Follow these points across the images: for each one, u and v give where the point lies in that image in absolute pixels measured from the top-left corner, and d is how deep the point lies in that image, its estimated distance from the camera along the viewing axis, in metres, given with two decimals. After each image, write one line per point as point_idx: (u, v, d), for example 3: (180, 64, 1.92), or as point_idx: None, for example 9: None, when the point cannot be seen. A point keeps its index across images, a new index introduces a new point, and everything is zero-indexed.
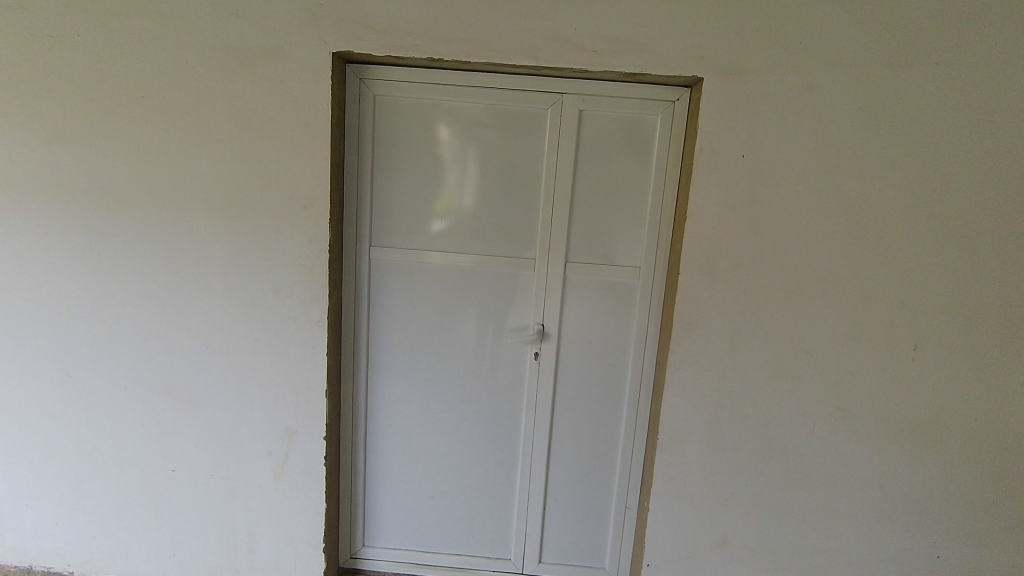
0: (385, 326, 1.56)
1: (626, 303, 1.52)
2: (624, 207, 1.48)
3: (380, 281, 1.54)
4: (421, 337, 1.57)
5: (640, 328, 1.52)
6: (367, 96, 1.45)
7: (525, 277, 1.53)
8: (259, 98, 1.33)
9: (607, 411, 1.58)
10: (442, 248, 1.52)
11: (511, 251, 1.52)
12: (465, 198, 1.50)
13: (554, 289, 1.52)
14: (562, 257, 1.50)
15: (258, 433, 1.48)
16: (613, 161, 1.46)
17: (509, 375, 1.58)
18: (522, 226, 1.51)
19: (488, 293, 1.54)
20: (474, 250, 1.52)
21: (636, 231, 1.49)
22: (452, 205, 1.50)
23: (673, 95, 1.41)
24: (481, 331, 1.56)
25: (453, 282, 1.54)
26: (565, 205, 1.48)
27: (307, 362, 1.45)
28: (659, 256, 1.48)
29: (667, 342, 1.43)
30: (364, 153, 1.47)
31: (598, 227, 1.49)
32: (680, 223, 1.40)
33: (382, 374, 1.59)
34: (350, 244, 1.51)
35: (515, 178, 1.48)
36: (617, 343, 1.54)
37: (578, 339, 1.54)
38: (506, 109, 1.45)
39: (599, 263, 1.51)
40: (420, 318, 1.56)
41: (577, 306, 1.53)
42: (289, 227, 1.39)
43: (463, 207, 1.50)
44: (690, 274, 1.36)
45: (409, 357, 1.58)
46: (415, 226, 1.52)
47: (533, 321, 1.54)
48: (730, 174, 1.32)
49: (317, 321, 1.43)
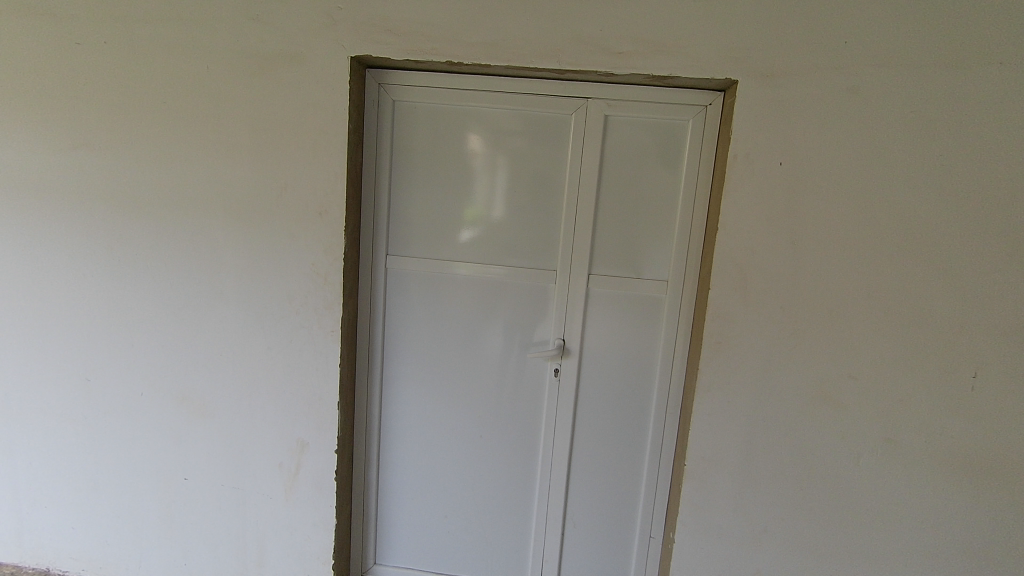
0: (401, 335, 1.52)
1: (652, 318, 1.44)
2: (652, 216, 1.40)
3: (396, 291, 1.50)
4: (437, 348, 1.52)
5: (667, 345, 1.43)
6: (387, 101, 1.42)
7: (546, 289, 1.46)
8: (276, 103, 1.32)
9: (630, 433, 1.49)
10: (461, 257, 1.47)
11: (531, 262, 1.46)
12: (493, 206, 1.45)
13: (576, 301, 1.45)
14: (586, 267, 1.43)
15: (270, 443, 1.45)
16: (641, 169, 1.38)
17: (527, 391, 1.51)
18: (545, 235, 1.44)
19: (506, 304, 1.48)
20: (493, 260, 1.47)
21: (665, 243, 1.41)
22: (478, 215, 1.45)
23: (705, 99, 1.33)
24: (502, 343, 1.50)
25: (472, 293, 1.48)
26: (589, 214, 1.41)
27: (320, 373, 1.42)
28: (689, 269, 1.39)
29: (696, 362, 1.34)
30: (382, 160, 1.44)
31: (624, 237, 1.42)
32: (712, 235, 1.31)
33: (397, 387, 1.54)
34: (367, 253, 1.48)
35: (538, 185, 1.43)
36: (643, 360, 1.45)
37: (601, 356, 1.46)
38: (528, 114, 1.40)
39: (624, 276, 1.43)
40: (436, 329, 1.51)
41: (600, 319, 1.45)
42: (305, 234, 1.36)
43: (492, 216, 1.45)
44: (723, 288, 1.27)
45: (425, 367, 1.53)
46: (434, 235, 1.47)
47: (553, 335, 1.47)
48: (765, 183, 1.23)
49: (330, 331, 1.40)
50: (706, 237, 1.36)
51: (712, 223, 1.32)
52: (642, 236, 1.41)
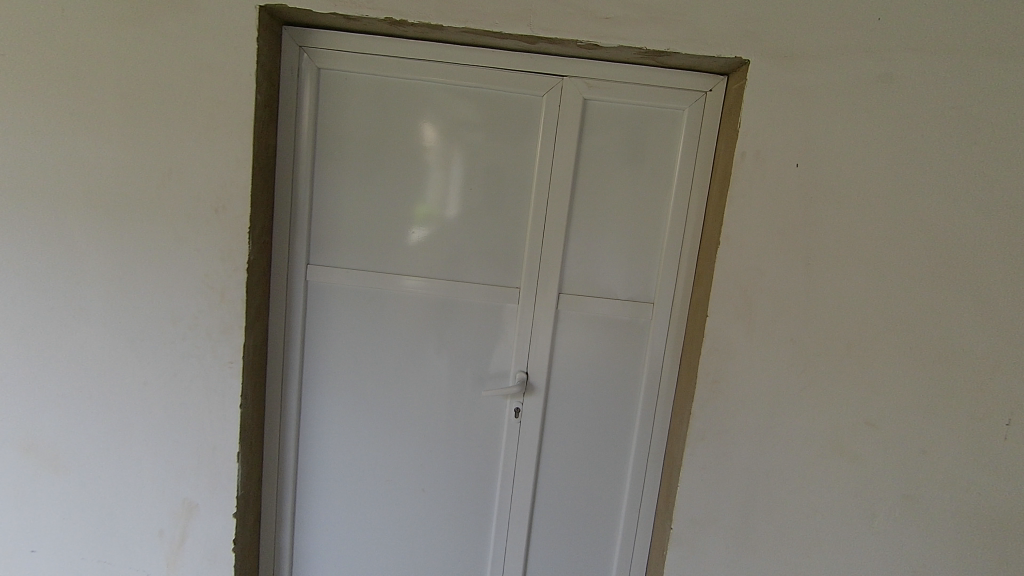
0: (325, 365, 1.22)
1: (634, 349, 1.19)
2: (636, 226, 1.16)
3: (319, 311, 1.20)
4: (370, 381, 1.22)
5: (651, 382, 1.19)
6: (309, 70, 1.11)
7: (507, 312, 1.20)
8: (155, 64, 1.00)
9: (605, 485, 1.24)
10: (402, 270, 1.19)
11: (489, 278, 1.19)
12: (447, 205, 1.17)
13: (542, 327, 1.19)
14: (555, 286, 1.17)
15: (148, 505, 1.13)
16: (625, 168, 1.14)
17: (481, 435, 1.23)
18: (506, 246, 1.18)
19: (458, 329, 1.20)
20: (442, 274, 1.19)
21: (650, 259, 1.16)
22: (433, 216, 1.17)
23: (705, 83, 1.09)
24: (451, 376, 1.22)
25: (415, 314, 1.20)
26: (560, 221, 1.15)
27: (215, 415, 1.10)
28: (679, 290, 1.16)
29: (687, 404, 1.10)
30: (302, 145, 1.13)
31: (601, 251, 1.17)
32: (710, 251, 1.07)
33: (318, 429, 1.24)
34: (281, 263, 1.17)
35: (499, 183, 1.16)
36: (621, 398, 1.21)
37: (571, 393, 1.21)
38: (489, 94, 1.13)
39: (601, 297, 1.18)
40: (370, 358, 1.21)
41: (571, 349, 1.20)
42: (194, 237, 1.05)
43: (450, 217, 1.17)
44: (722, 317, 1.04)
45: (355, 406, 1.23)
46: (369, 241, 1.18)
47: (514, 367, 1.21)
48: (779, 189, 1.00)
49: (229, 362, 1.09)
50: (701, 253, 1.13)
51: (709, 236, 1.08)
52: (624, 251, 1.17)
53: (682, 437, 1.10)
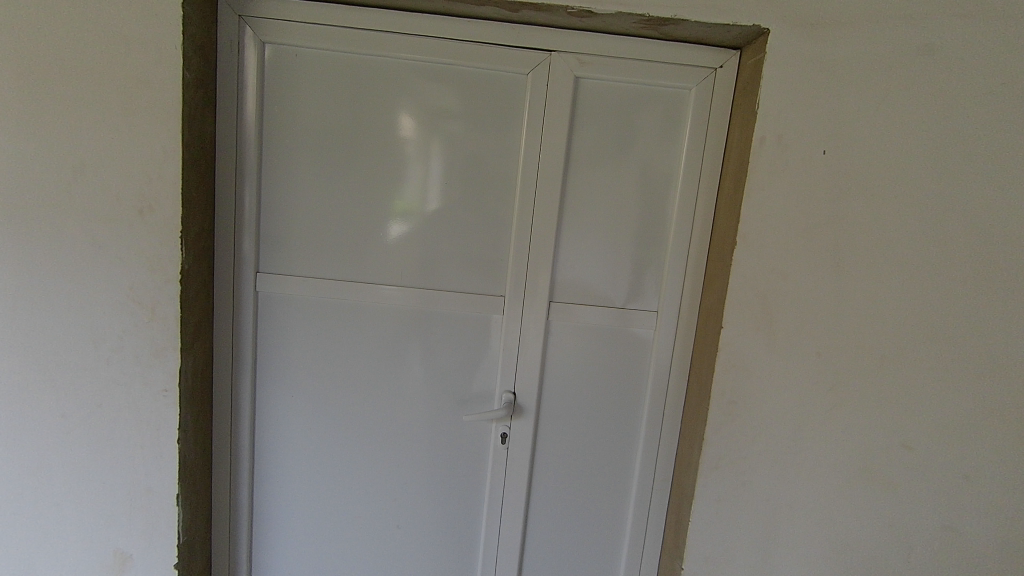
0: (281, 388, 1.06)
1: (636, 363, 1.05)
2: (636, 225, 1.01)
3: (273, 325, 1.04)
4: (334, 404, 1.06)
5: (655, 401, 1.05)
6: (253, 44, 0.94)
7: (490, 324, 1.05)
8: (57, 33, 0.82)
9: (604, 515, 1.10)
10: (367, 278, 1.03)
11: (471, 286, 1.04)
12: (427, 200, 1.01)
13: (531, 341, 1.04)
14: (546, 295, 1.03)
15: (73, 559, 0.96)
16: (623, 157, 0.99)
17: (464, 463, 1.09)
18: (490, 249, 1.02)
19: (435, 344, 1.05)
20: (415, 282, 1.03)
21: (653, 262, 1.02)
22: (408, 213, 1.01)
23: (715, 58, 0.94)
24: (429, 397, 1.07)
25: (386, 328, 1.04)
26: (550, 220, 1.00)
27: (149, 452, 0.93)
28: (686, 296, 1.01)
29: (698, 426, 0.96)
30: (247, 133, 0.97)
31: (597, 254, 1.02)
32: (722, 251, 0.94)
33: (276, 461, 1.08)
34: (226, 271, 1.00)
35: (479, 176, 1.00)
36: (622, 418, 1.07)
37: (565, 413, 1.07)
38: (466, 71, 0.97)
39: (597, 306, 1.03)
40: (333, 378, 1.06)
41: (564, 366, 1.05)
42: (115, 244, 0.87)
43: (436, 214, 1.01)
44: (738, 330, 0.90)
45: (317, 432, 1.07)
46: (329, 245, 1.02)
47: (500, 387, 1.06)
48: (802, 180, 0.86)
49: (163, 390, 0.92)
50: (710, 255, 0.99)
51: (721, 236, 0.95)
52: (623, 253, 1.02)
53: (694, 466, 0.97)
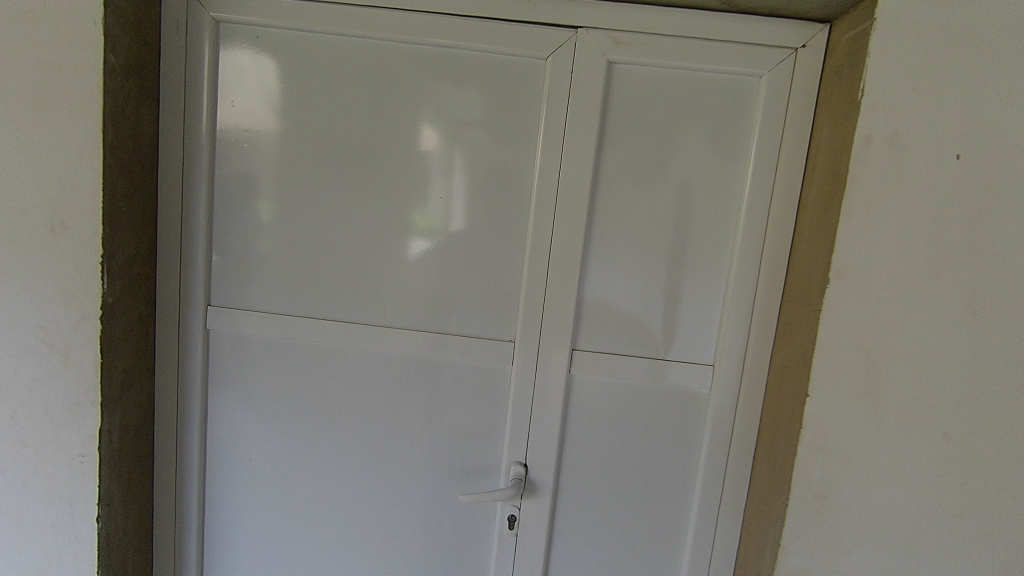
0: (238, 449, 0.86)
1: (684, 430, 0.82)
2: (686, 254, 0.79)
3: (230, 371, 0.84)
4: (302, 472, 0.86)
5: (709, 481, 0.81)
6: (205, 25, 0.76)
7: (496, 377, 0.83)
8: None
9: None
10: (346, 316, 0.83)
11: (481, 327, 0.82)
12: (453, 218, 0.80)
13: (548, 399, 0.82)
14: (568, 342, 0.81)
15: None
16: (669, 165, 0.77)
17: (462, 548, 0.87)
18: (500, 281, 0.81)
19: (428, 398, 0.84)
20: (405, 321, 0.83)
21: (708, 302, 0.79)
22: (434, 232, 0.81)
23: (795, 35, 0.71)
24: (421, 464, 0.85)
25: (368, 376, 0.84)
26: (573, 247, 0.79)
27: (60, 533, 0.74)
28: (751, 347, 0.78)
29: (770, 523, 0.72)
30: (198, 137, 0.79)
31: (635, 290, 0.80)
32: (804, 291, 0.70)
33: (231, 538, 0.87)
34: (172, 305, 0.81)
35: (484, 188, 0.79)
36: (665, 499, 0.83)
37: (591, 490, 0.84)
38: (470, 56, 0.77)
39: (635, 357, 0.81)
40: (302, 439, 0.85)
41: (590, 431, 0.83)
42: (23, 270, 0.70)
43: (477, 235, 0.80)
44: (830, 402, 0.66)
45: (281, 505, 0.86)
46: (298, 275, 0.82)
47: (508, 457, 0.84)
48: (928, 198, 0.61)
49: (80, 454, 0.73)
50: (788, 293, 0.74)
51: (803, 270, 0.71)
52: (669, 291, 0.80)
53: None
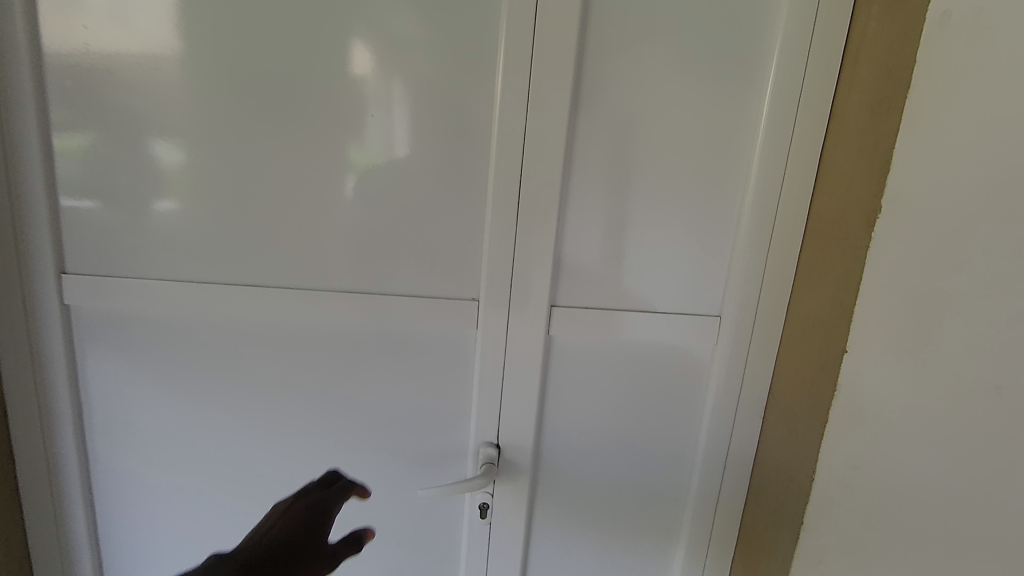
0: (141, 443, 0.72)
1: (683, 393, 0.70)
2: (688, 185, 0.64)
3: (123, 350, 0.69)
4: (223, 465, 0.72)
5: (711, 451, 0.71)
6: None
7: (456, 343, 0.68)
8: None
9: None
10: (261, 282, 0.66)
11: (439, 286, 0.67)
12: (393, 149, 0.63)
13: (523, 368, 0.68)
14: (546, 299, 0.66)
15: None
16: (670, 70, 0.60)
17: (429, 538, 0.75)
18: (458, 228, 0.65)
19: (375, 371, 0.69)
20: (338, 284, 0.66)
21: (712, 242, 0.65)
22: (368, 168, 0.63)
23: None
24: (373, 446, 0.72)
25: (301, 348, 0.69)
26: (549, 180, 0.62)
27: None
28: (768, 293, 0.65)
29: (789, 500, 0.62)
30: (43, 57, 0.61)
31: (627, 232, 0.65)
32: (841, 224, 0.57)
33: (150, 535, 0.76)
34: (39, 274, 0.66)
35: (433, 109, 0.62)
36: (660, 470, 0.73)
37: (575, 466, 0.72)
38: None
39: (627, 312, 0.66)
40: (221, 428, 0.71)
41: (574, 401, 0.70)
42: None
43: (429, 172, 0.63)
44: (870, 362, 0.54)
45: (203, 503, 0.74)
46: (195, 230, 0.65)
47: (476, 438, 0.70)
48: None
49: None
50: (811, 229, 0.62)
51: (841, 199, 0.57)
52: (667, 231, 0.65)
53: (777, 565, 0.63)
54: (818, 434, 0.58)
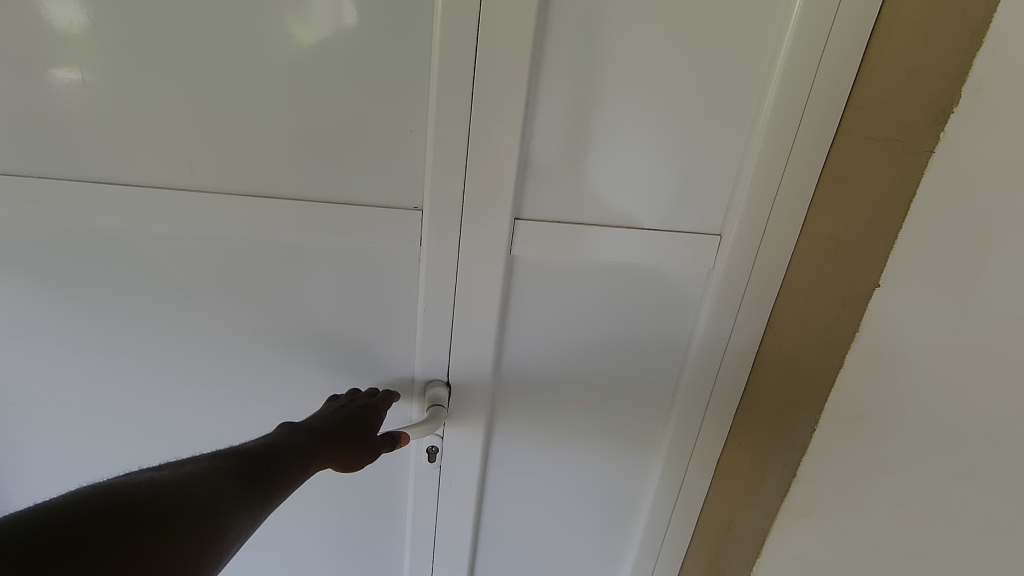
0: (9, 375, 0.60)
1: (668, 322, 0.60)
2: (699, 67, 0.50)
3: None
4: (109, 399, 0.62)
5: (690, 389, 0.62)
6: None
7: (398, 262, 0.55)
8: None
9: (595, 539, 0.72)
10: (124, 181, 0.51)
11: (369, 191, 0.52)
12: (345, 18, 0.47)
13: (480, 294, 0.56)
14: (510, 210, 0.52)
15: None
16: None
17: (367, 482, 0.65)
18: (391, 114, 0.50)
19: (300, 291, 0.57)
20: (243, 187, 0.52)
21: (716, 145, 0.53)
22: (262, 26, 0.47)
23: None
24: (302, 378, 0.61)
25: (201, 263, 0.55)
26: (519, 53, 0.47)
27: None
28: (778, 208, 0.54)
29: (775, 446, 0.54)
30: None
31: (615, 127, 0.51)
32: (884, 125, 0.45)
33: (41, 466, 0.65)
34: None
35: None
36: (634, 407, 0.64)
37: (538, 402, 0.63)
38: None
39: (609, 228, 0.54)
40: (103, 358, 0.59)
41: (541, 332, 0.60)
42: None
43: (349, 36, 0.47)
44: (898, 299, 0.44)
45: (99, 438, 0.64)
46: (28, 109, 0.48)
47: (422, 374, 0.59)
48: None
49: None
50: (842, 134, 0.50)
51: (890, 93, 0.45)
52: (663, 126, 0.52)
53: (760, 519, 0.55)
54: (830, 384, 0.47)
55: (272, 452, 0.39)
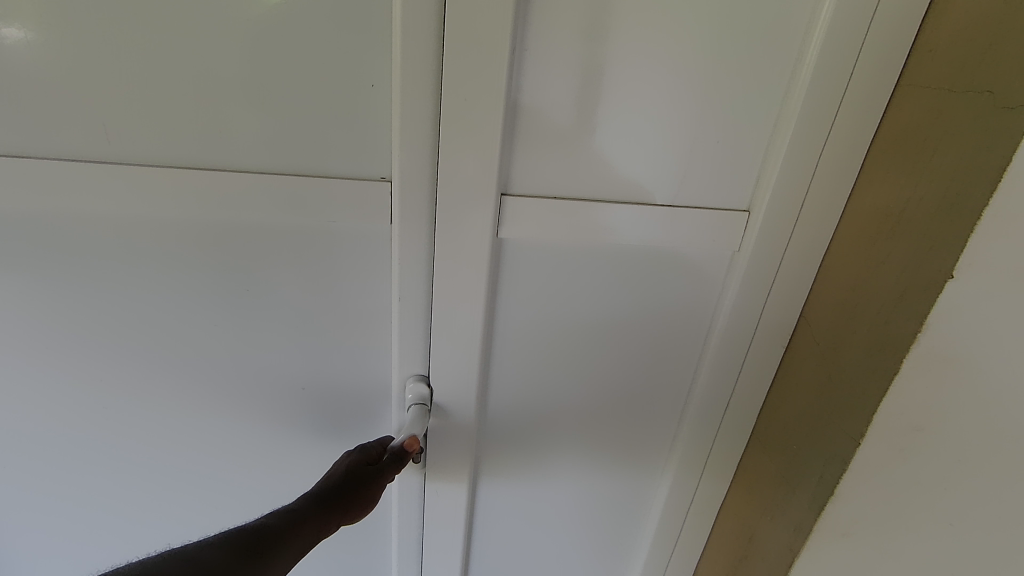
0: None
1: (684, 311, 0.52)
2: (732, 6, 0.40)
3: None
4: (38, 416, 0.53)
5: (710, 386, 0.54)
6: None
7: (365, 247, 0.47)
8: None
9: (600, 545, 0.65)
10: (22, 154, 0.41)
11: (329, 163, 0.44)
12: None
13: (464, 281, 0.47)
14: (496, 187, 0.44)
15: None
16: None
17: None
18: (347, 66, 0.41)
19: (255, 285, 0.48)
20: (173, 162, 0.43)
21: (748, 96, 0.43)
22: None
23: None
24: (263, 380, 0.53)
25: (131, 253, 0.46)
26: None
27: None
28: (821, 179, 0.45)
29: (810, 458, 0.46)
30: None
31: (623, 82, 0.42)
32: (969, 73, 0.36)
33: None
34: None
35: None
36: (644, 407, 0.57)
37: (535, 403, 0.56)
38: None
39: (620, 207, 0.46)
40: (23, 369, 0.51)
41: (539, 322, 0.51)
42: None
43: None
44: (977, 294, 0.35)
45: (32, 456, 0.55)
46: None
47: (399, 372, 0.51)
48: None
49: None
50: (905, 86, 0.41)
51: (979, 32, 0.36)
52: (683, 81, 0.42)
53: (788, 539, 0.48)
54: (879, 395, 0.39)
55: (260, 544, 0.41)
